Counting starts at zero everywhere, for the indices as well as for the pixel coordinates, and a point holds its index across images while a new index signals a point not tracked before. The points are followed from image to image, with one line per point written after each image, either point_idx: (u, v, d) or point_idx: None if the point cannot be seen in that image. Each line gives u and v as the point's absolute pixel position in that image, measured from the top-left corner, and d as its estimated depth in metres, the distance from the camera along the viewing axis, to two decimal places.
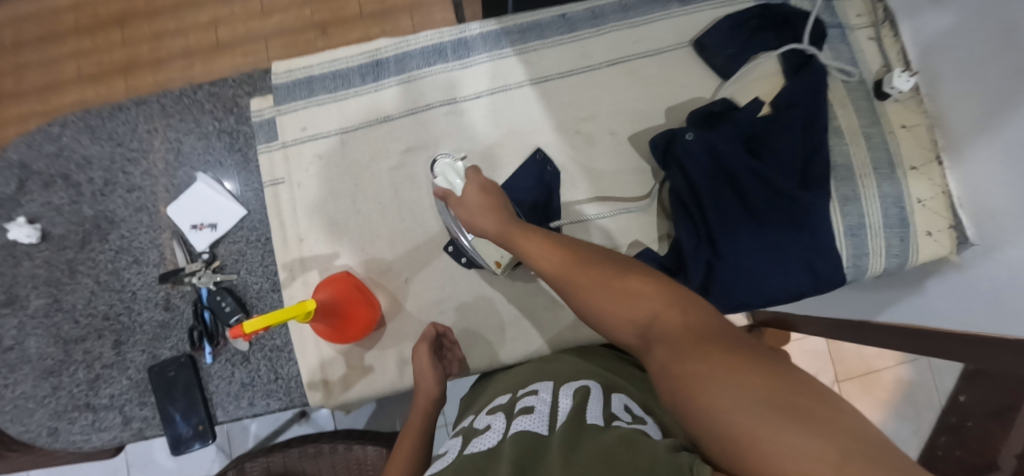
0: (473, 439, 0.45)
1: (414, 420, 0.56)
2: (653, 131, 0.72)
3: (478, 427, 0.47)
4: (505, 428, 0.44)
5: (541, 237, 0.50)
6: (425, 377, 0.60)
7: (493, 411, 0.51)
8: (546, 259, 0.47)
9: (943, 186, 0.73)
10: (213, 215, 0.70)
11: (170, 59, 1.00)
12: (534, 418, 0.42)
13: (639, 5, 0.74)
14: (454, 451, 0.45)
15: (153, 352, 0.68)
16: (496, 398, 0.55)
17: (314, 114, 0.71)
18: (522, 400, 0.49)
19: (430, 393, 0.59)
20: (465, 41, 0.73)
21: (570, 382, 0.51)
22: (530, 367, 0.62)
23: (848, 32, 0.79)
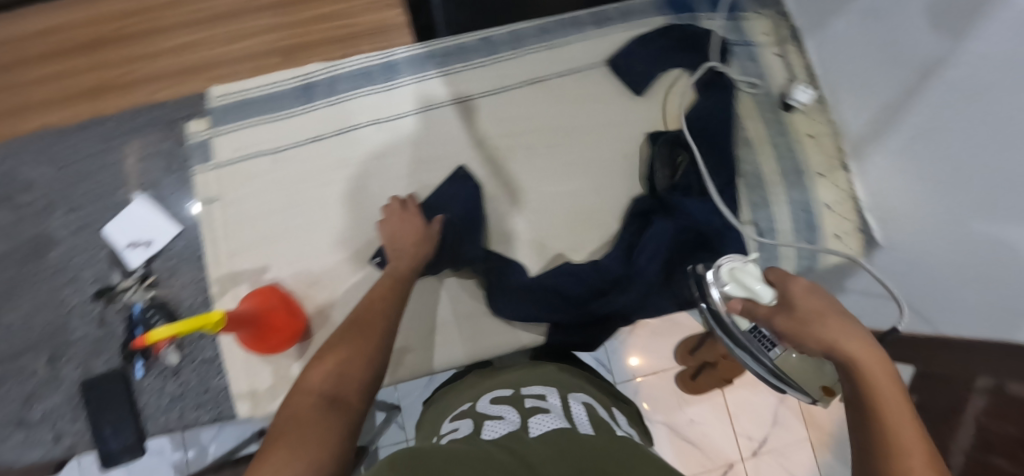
0: (485, 423, 0.46)
1: (389, 277, 0.61)
2: (571, 144, 0.76)
3: (490, 413, 0.48)
4: (520, 419, 0.45)
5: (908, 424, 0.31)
6: (414, 238, 0.65)
7: (498, 400, 0.51)
8: (906, 455, 0.30)
9: (849, 190, 0.76)
10: (148, 233, 0.72)
11: (131, 76, 0.77)
12: (552, 418, 0.44)
13: (556, 29, 0.79)
14: (467, 428, 0.46)
15: (87, 367, 0.70)
16: (497, 389, 0.55)
17: (247, 136, 0.74)
18: (527, 397, 0.51)
19: (410, 248, 0.64)
20: (391, 65, 0.77)
21: (573, 394, 0.54)
22: (518, 370, 0.61)
23: (755, 49, 0.82)
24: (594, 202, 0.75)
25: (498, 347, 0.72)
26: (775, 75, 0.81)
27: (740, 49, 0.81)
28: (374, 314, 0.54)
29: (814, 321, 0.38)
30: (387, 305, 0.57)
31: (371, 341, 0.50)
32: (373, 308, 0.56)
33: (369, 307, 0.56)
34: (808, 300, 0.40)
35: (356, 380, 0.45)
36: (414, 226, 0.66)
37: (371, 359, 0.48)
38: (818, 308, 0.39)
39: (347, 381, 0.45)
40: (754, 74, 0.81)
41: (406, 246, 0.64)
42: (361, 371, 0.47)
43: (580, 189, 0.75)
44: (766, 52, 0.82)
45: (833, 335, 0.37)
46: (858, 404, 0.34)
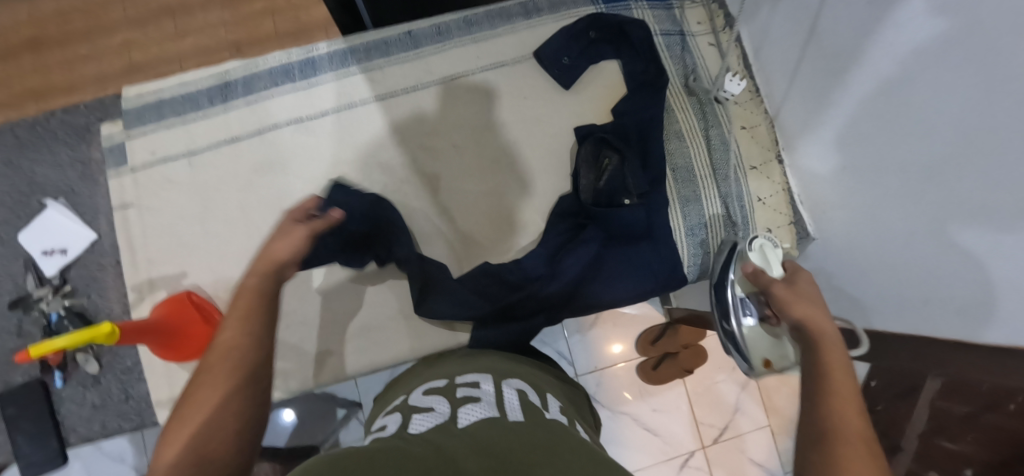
0: (413, 416, 0.36)
1: (252, 296, 0.42)
2: (498, 140, 0.74)
3: (417, 406, 0.38)
4: (450, 411, 0.36)
5: (845, 369, 0.35)
6: (303, 236, 0.49)
7: (431, 391, 0.42)
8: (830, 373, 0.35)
9: (782, 183, 0.75)
10: (65, 241, 0.71)
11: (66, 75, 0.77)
12: (486, 409, 0.36)
13: (482, 21, 0.77)
14: (392, 426, 0.36)
15: (6, 378, 0.69)
16: (429, 382, 0.46)
17: (162, 139, 0.72)
18: (462, 385, 0.42)
19: (283, 257, 0.47)
20: (311, 61, 0.75)
21: (509, 379, 0.45)
22: (455, 363, 0.55)
23: (689, 38, 0.79)
24: (521, 201, 0.73)
25: (424, 348, 0.71)
26: (710, 66, 0.79)
27: (673, 38, 0.79)
28: (227, 356, 0.35)
29: (802, 298, 0.44)
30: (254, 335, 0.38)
31: (238, 391, 0.33)
32: (223, 346, 0.36)
33: (222, 343, 0.36)
34: (806, 285, 0.46)
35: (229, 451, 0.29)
36: (297, 223, 0.50)
37: (246, 417, 0.32)
38: (809, 293, 0.45)
39: (213, 446, 0.29)
40: (688, 64, 0.79)
41: (281, 252, 0.47)
42: (228, 443, 0.30)
43: (507, 187, 0.74)
44: (700, 42, 0.80)
45: (800, 305, 0.43)
46: (808, 353, 0.38)
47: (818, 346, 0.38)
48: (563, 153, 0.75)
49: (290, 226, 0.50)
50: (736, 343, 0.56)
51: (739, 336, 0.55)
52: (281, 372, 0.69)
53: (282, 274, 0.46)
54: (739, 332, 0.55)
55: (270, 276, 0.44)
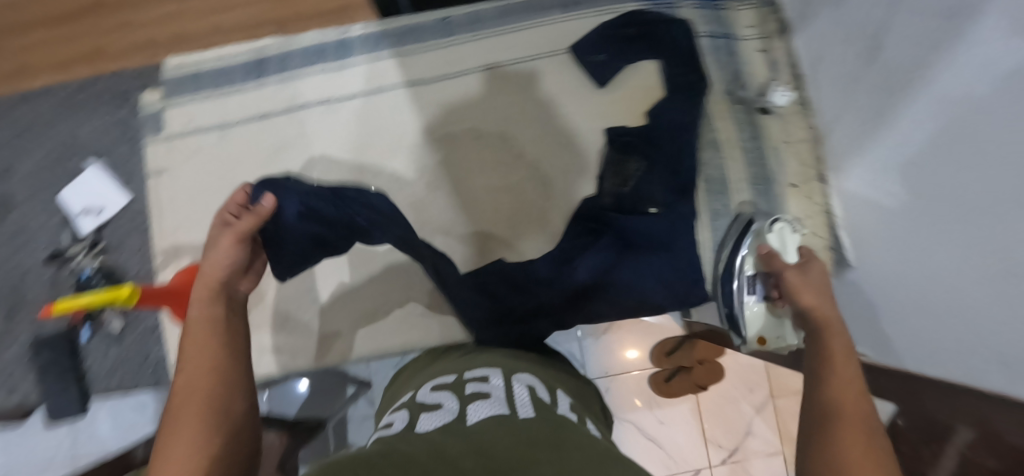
0: (421, 413, 0.34)
1: (206, 321, 0.47)
2: (524, 136, 0.72)
3: (425, 402, 0.36)
4: (458, 408, 0.34)
5: (845, 353, 0.43)
6: (230, 244, 0.51)
7: (438, 388, 0.40)
8: (832, 366, 0.42)
9: (822, 204, 0.70)
10: (99, 201, 0.74)
11: (106, 39, 0.78)
12: (493, 405, 0.34)
13: (519, 11, 0.74)
14: (399, 422, 0.33)
15: (39, 326, 0.73)
16: (438, 378, 0.44)
17: (197, 110, 0.74)
18: (471, 381, 0.40)
19: (221, 270, 0.50)
20: (345, 42, 0.75)
21: (519, 375, 0.44)
22: (459, 360, 0.52)
23: (736, 43, 0.75)
24: (540, 201, 0.71)
25: (430, 339, 0.72)
26: (755, 74, 0.74)
27: (719, 42, 0.74)
28: (194, 382, 0.42)
29: (812, 285, 0.51)
30: (213, 359, 0.45)
31: (209, 406, 0.40)
32: (189, 374, 0.43)
33: (187, 372, 0.43)
34: (812, 275, 0.52)
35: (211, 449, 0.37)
36: (226, 228, 0.52)
37: (221, 421, 0.40)
38: (820, 284, 0.51)
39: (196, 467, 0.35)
40: (731, 71, 0.74)
41: (219, 264, 0.51)
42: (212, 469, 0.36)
43: (529, 185, 0.72)
44: (748, 48, 0.75)
45: (806, 297, 0.50)
46: (812, 339, 0.46)
47: (822, 332, 0.46)
48: (589, 155, 0.72)
49: (220, 232, 0.52)
50: (735, 318, 0.63)
51: (739, 313, 0.62)
52: (291, 346, 0.72)
53: (228, 286, 0.51)
54: (740, 309, 0.62)
55: (219, 294, 0.50)
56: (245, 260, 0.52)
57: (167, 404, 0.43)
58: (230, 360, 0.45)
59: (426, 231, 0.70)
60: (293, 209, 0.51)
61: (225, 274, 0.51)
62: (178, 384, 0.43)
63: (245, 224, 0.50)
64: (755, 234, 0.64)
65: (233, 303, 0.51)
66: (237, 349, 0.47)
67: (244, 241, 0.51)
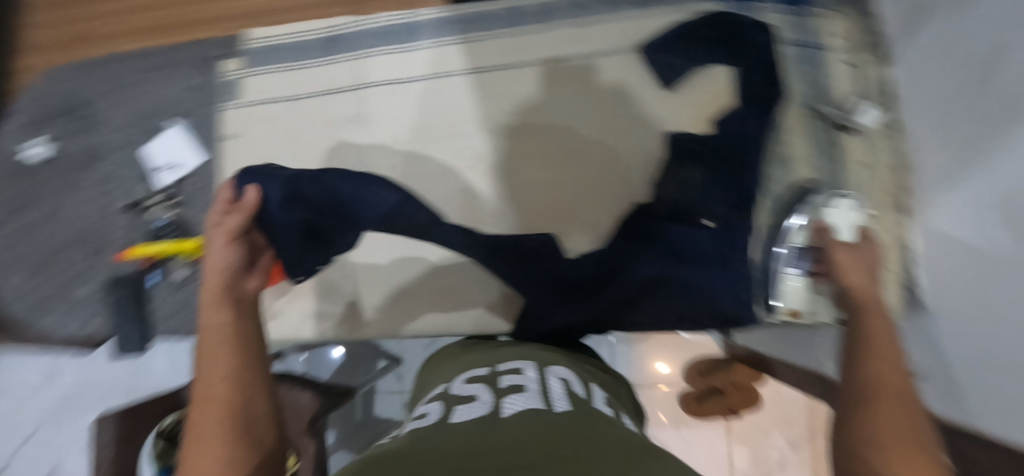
0: (455, 406, 0.35)
1: (217, 329, 0.46)
2: (580, 133, 0.71)
3: (460, 394, 0.37)
4: (494, 401, 0.35)
5: (886, 333, 0.41)
6: (224, 244, 0.53)
7: (473, 380, 0.40)
8: (873, 342, 0.40)
9: (900, 238, 0.64)
10: (178, 158, 0.80)
11: (200, 9, 0.84)
12: (529, 398, 0.35)
13: (591, 5, 0.73)
14: (434, 414, 0.35)
15: (116, 266, 0.80)
16: (470, 369, 0.45)
17: (272, 81, 0.78)
18: (507, 373, 0.41)
19: (220, 272, 0.52)
20: (415, 25, 0.76)
21: (553, 367, 0.43)
22: (490, 352, 0.52)
23: (821, 54, 0.69)
24: (590, 201, 0.70)
25: (464, 325, 0.73)
26: (839, 88, 0.69)
27: (801, 51, 0.69)
28: (208, 393, 0.40)
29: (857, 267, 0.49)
30: (228, 366, 0.43)
31: (228, 410, 0.39)
32: (203, 384, 0.41)
33: (202, 381, 0.41)
34: (862, 253, 0.51)
35: (232, 455, 0.35)
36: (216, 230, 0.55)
37: (241, 426, 0.38)
38: (868, 260, 0.50)
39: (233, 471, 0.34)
40: (811, 83, 0.69)
41: (220, 267, 0.52)
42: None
43: (580, 184, 0.70)
44: (833, 60, 0.69)
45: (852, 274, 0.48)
46: (852, 319, 0.45)
47: (863, 315, 0.44)
48: (647, 158, 0.70)
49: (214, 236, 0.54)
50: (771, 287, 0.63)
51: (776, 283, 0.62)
52: (331, 315, 0.75)
53: (234, 288, 0.51)
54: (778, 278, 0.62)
55: (227, 297, 0.50)
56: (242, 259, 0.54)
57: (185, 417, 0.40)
58: (244, 366, 0.44)
59: (471, 219, 0.71)
60: (276, 194, 0.57)
61: (227, 277, 0.52)
62: (195, 395, 0.42)
63: (234, 221, 0.54)
64: (811, 207, 0.63)
65: (242, 305, 0.50)
66: (250, 355, 0.45)
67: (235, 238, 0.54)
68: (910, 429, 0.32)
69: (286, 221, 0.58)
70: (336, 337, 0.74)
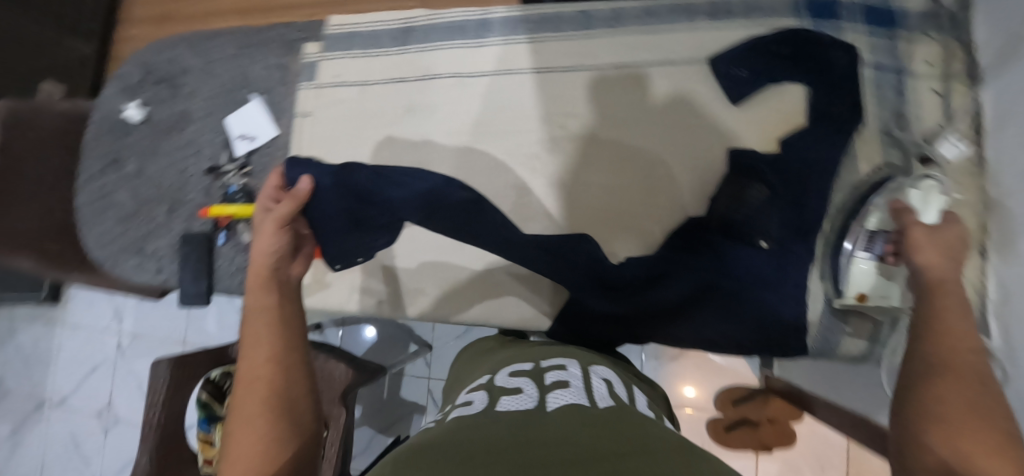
0: (501, 397, 0.36)
1: (260, 313, 0.52)
2: (638, 141, 0.71)
3: (505, 385, 0.38)
4: (540, 395, 0.36)
5: (960, 310, 0.42)
6: (274, 231, 0.57)
7: (517, 374, 0.41)
8: (944, 320, 0.41)
9: (978, 283, 0.59)
10: (254, 130, 0.86)
11: None
12: (575, 394, 0.35)
13: (663, 13, 0.72)
14: (481, 403, 0.36)
15: (190, 224, 0.87)
16: (514, 361, 0.46)
17: (346, 66, 0.83)
18: (551, 369, 0.41)
19: (267, 257, 0.56)
20: (486, 22, 0.78)
21: (597, 368, 0.44)
22: (531, 347, 0.54)
23: (908, 79, 0.65)
24: (641, 210, 0.70)
25: (503, 320, 0.72)
26: (924, 118, 0.64)
27: (886, 75, 0.65)
28: (251, 374, 0.47)
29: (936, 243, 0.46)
30: (271, 349, 0.49)
31: (267, 394, 0.46)
32: (247, 364, 0.48)
33: (245, 363, 0.48)
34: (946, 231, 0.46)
35: (268, 435, 0.43)
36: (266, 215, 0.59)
37: (278, 407, 0.45)
38: (953, 241, 0.46)
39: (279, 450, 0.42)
40: (895, 109, 0.65)
41: (267, 252, 0.56)
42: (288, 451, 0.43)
43: (633, 192, 0.70)
44: (920, 87, 0.64)
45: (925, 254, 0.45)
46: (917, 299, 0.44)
47: (929, 293, 0.44)
48: (705, 173, 0.69)
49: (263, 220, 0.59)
50: (837, 266, 0.60)
51: (842, 263, 0.59)
52: (375, 294, 0.77)
53: (279, 273, 0.56)
54: (844, 259, 0.59)
55: (273, 281, 0.55)
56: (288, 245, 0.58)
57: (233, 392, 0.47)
58: (282, 349, 0.50)
59: (521, 215, 0.72)
60: (328, 181, 0.68)
61: (272, 262, 0.56)
62: (241, 372, 0.48)
63: (286, 209, 0.58)
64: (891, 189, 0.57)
65: (285, 288, 0.55)
66: (288, 337, 0.51)
67: (284, 226, 0.58)
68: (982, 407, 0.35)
69: (335, 203, 0.67)
70: (377, 314, 0.77)
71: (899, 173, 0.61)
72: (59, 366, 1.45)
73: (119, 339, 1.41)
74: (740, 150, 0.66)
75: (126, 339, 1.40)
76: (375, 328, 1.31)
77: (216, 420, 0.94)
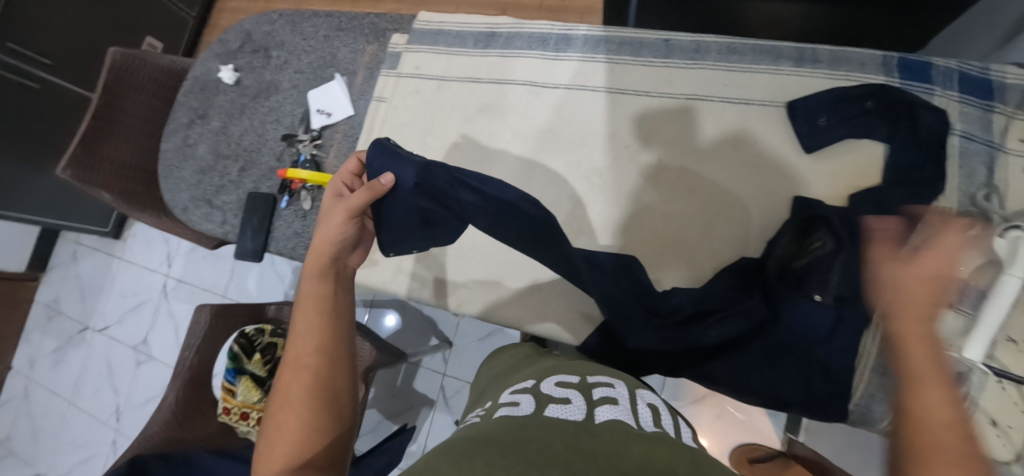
0: (549, 403, 0.37)
1: (312, 301, 0.53)
2: (703, 173, 0.71)
3: (552, 393, 0.39)
4: (588, 408, 0.36)
5: (934, 371, 0.40)
6: (342, 220, 0.57)
7: (564, 384, 0.42)
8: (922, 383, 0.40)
9: None
10: (332, 107, 0.92)
11: None
12: (622, 413, 0.36)
13: (747, 52, 0.72)
14: (527, 406, 0.37)
15: (258, 185, 0.92)
16: (558, 372, 0.46)
17: (427, 59, 0.87)
18: (598, 386, 0.41)
19: (330, 244, 0.57)
20: (568, 38, 0.80)
21: (642, 392, 0.44)
22: (568, 361, 0.54)
23: (998, 155, 0.62)
24: (696, 243, 0.69)
25: (536, 325, 0.73)
26: (1010, 196, 0.61)
27: (975, 147, 0.62)
28: (299, 361, 0.48)
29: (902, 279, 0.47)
30: (318, 338, 0.50)
31: (312, 382, 0.47)
32: (296, 350, 0.50)
33: (294, 348, 0.49)
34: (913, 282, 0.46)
35: (311, 422, 0.45)
36: (338, 202, 0.59)
37: (320, 399, 0.46)
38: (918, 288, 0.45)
39: (319, 438, 0.44)
40: (980, 182, 0.61)
41: (330, 239, 0.57)
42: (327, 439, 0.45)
43: (689, 224, 0.70)
44: (1010, 164, 0.62)
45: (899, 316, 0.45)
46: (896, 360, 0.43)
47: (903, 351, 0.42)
48: (767, 216, 0.68)
49: (335, 206, 0.59)
50: None
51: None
52: (420, 278, 0.80)
53: (337, 262, 0.57)
54: None
55: (330, 270, 0.56)
56: (351, 236, 0.58)
57: (277, 371, 0.49)
58: (330, 340, 0.50)
59: (572, 227, 0.73)
60: (410, 178, 0.61)
61: (333, 250, 0.57)
62: (287, 354, 0.50)
63: (358, 198, 0.57)
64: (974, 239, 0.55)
65: (340, 279, 0.56)
66: (338, 328, 0.52)
67: (352, 215, 0.58)
68: None
69: (410, 203, 0.63)
70: (415, 298, 0.80)
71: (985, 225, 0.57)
72: (108, 297, 1.55)
73: (165, 281, 1.50)
74: (807, 198, 0.65)
75: (172, 282, 1.49)
76: (400, 315, 1.34)
77: (243, 372, 0.98)
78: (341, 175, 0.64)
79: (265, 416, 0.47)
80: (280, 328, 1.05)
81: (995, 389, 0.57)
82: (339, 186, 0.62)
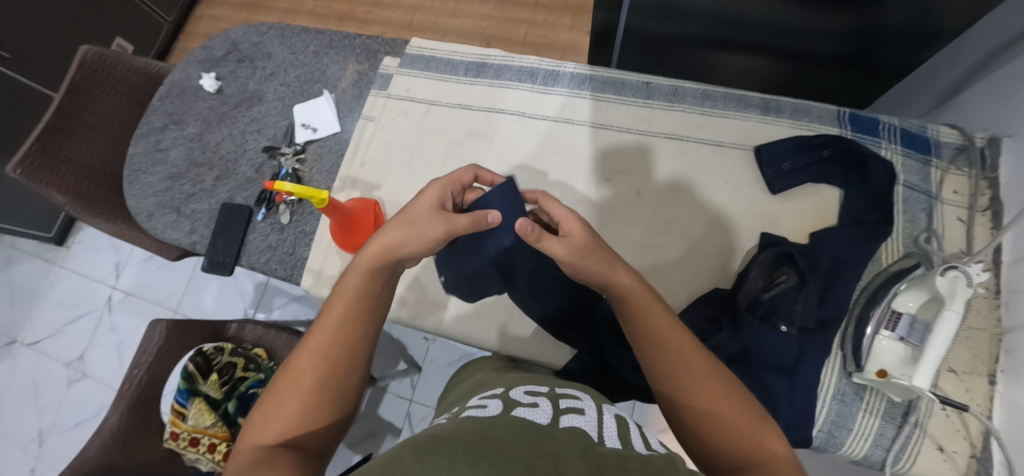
0: (517, 406, 0.38)
1: (353, 293, 0.49)
2: (678, 206, 0.76)
3: (521, 399, 0.40)
4: (553, 413, 0.37)
5: (653, 301, 0.49)
6: (436, 239, 0.51)
7: (533, 393, 0.42)
8: (654, 312, 0.48)
9: (981, 406, 0.60)
10: (318, 123, 0.92)
11: None
12: (588, 422, 0.37)
13: (719, 98, 0.79)
14: (494, 408, 0.38)
15: (233, 195, 0.90)
16: (529, 383, 0.47)
17: (418, 83, 0.89)
18: (566, 396, 0.42)
19: (406, 251, 0.51)
20: (555, 73, 0.85)
21: (607, 404, 0.45)
22: (540, 375, 0.55)
23: (935, 203, 0.70)
24: (671, 270, 0.73)
25: (516, 350, 0.73)
26: (946, 241, 0.68)
27: (917, 196, 0.70)
28: (319, 347, 0.45)
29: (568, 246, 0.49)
30: (347, 331, 0.47)
31: (326, 374, 0.44)
32: (323, 335, 0.46)
33: (320, 332, 0.46)
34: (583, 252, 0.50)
35: (311, 414, 0.42)
36: (440, 215, 0.52)
37: (328, 392, 0.44)
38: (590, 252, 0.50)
39: (313, 428, 0.42)
40: (922, 226, 0.68)
41: (408, 246, 0.51)
42: (320, 431, 0.43)
43: (666, 255, 0.74)
44: (946, 212, 0.69)
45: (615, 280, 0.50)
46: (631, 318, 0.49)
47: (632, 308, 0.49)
48: (736, 250, 0.72)
49: (434, 217, 0.51)
50: (858, 346, 0.62)
51: (864, 344, 0.62)
52: (401, 298, 0.78)
53: (397, 263, 0.52)
54: (867, 338, 0.62)
55: (383, 269, 0.51)
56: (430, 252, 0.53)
57: (297, 346, 0.46)
58: (358, 335, 0.47)
59: None
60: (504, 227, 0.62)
61: (402, 255, 0.51)
62: (309, 333, 0.47)
63: (461, 226, 0.51)
64: (919, 277, 0.61)
65: (390, 280, 0.51)
66: (368, 324, 0.48)
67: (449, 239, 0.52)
68: (724, 387, 0.43)
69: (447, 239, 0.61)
70: (393, 318, 0.79)
71: (928, 265, 0.64)
72: (42, 307, 1.42)
73: (111, 293, 1.39)
74: (772, 236, 0.70)
75: (119, 294, 1.39)
76: None
77: (197, 394, 0.94)
78: (448, 181, 0.56)
79: (269, 386, 0.45)
80: (242, 347, 1.00)
81: (941, 416, 0.62)
82: (444, 198, 0.54)
